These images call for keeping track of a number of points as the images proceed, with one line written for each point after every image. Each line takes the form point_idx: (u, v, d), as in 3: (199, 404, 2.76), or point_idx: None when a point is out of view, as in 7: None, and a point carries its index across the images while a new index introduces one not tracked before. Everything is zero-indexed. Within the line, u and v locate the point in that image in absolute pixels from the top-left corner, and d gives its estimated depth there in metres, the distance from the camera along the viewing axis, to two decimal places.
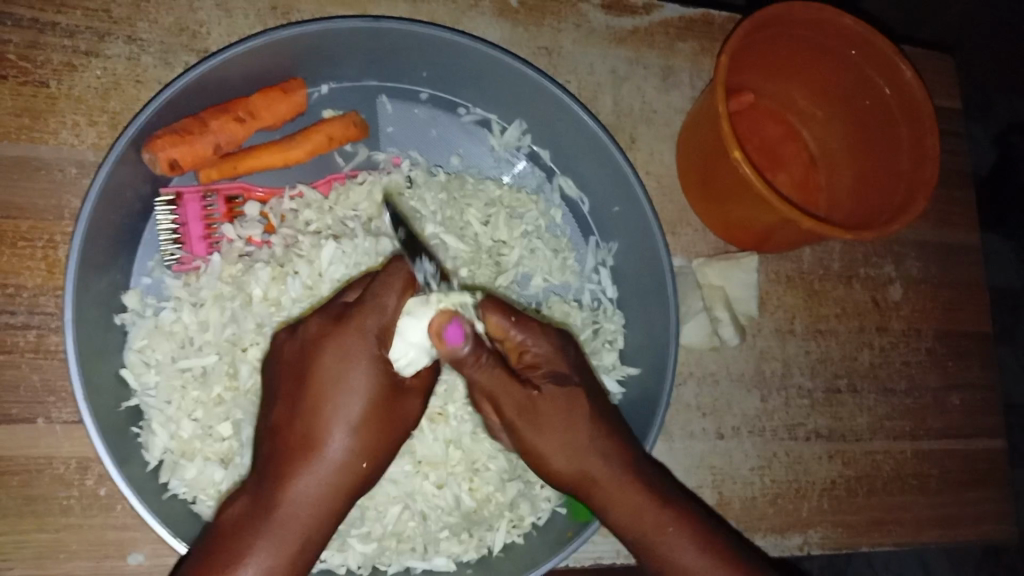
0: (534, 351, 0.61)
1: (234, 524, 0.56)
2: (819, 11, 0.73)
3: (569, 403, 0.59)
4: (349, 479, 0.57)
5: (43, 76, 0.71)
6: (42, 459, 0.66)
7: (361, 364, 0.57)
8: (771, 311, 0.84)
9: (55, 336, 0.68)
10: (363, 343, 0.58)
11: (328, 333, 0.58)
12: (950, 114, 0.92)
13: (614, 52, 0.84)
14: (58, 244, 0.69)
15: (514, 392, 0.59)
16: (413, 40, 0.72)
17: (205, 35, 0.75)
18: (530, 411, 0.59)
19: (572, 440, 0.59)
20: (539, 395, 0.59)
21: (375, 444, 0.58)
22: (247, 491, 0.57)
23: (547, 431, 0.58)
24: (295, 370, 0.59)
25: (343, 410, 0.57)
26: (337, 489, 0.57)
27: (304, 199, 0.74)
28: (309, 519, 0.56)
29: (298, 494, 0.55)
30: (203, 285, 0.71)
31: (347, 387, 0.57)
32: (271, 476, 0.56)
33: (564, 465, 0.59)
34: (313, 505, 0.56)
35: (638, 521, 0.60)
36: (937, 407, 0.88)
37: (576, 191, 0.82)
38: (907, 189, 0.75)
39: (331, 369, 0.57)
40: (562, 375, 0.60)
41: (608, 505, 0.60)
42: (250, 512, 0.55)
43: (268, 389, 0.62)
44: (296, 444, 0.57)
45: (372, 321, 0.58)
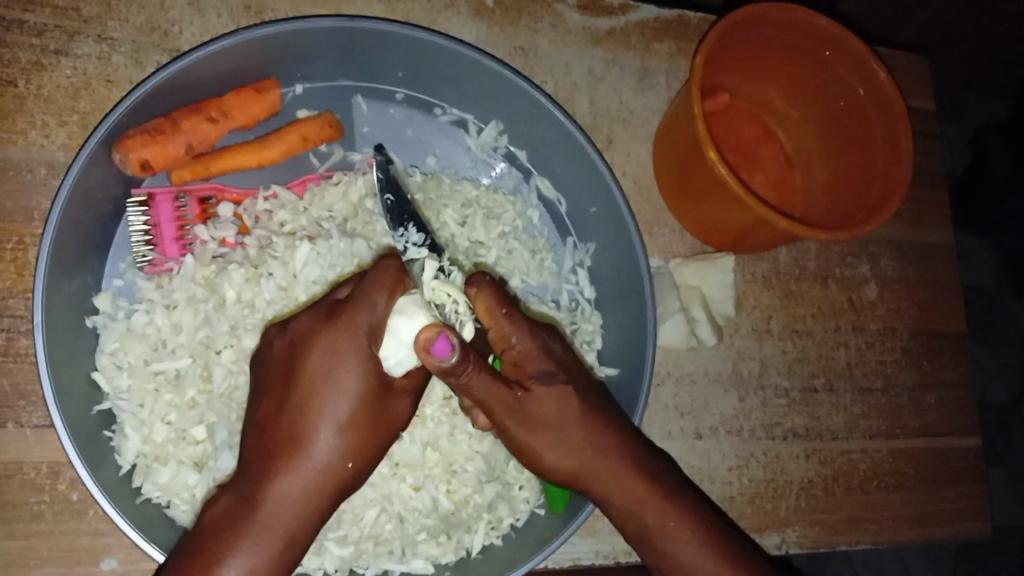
0: (520, 348, 0.59)
1: (216, 523, 0.55)
2: (792, 11, 0.74)
3: (560, 400, 0.59)
4: (335, 480, 0.57)
5: (11, 75, 0.69)
6: (12, 464, 0.65)
7: (352, 363, 0.57)
8: (748, 311, 0.84)
9: (25, 339, 0.67)
10: (353, 341, 0.57)
11: (320, 330, 0.58)
12: (923, 115, 0.93)
13: (590, 53, 0.84)
14: (27, 246, 0.68)
15: (505, 397, 0.57)
16: (389, 40, 0.72)
17: (178, 34, 0.74)
18: (519, 413, 0.58)
19: (568, 436, 0.59)
20: (526, 397, 0.58)
21: (362, 445, 0.58)
22: (230, 490, 0.57)
23: (539, 430, 0.59)
24: (284, 366, 0.59)
25: (331, 409, 0.57)
26: (321, 489, 0.56)
27: (278, 199, 0.74)
28: (293, 518, 0.55)
29: (281, 493, 0.55)
30: (176, 287, 0.70)
31: (335, 385, 0.57)
32: (256, 473, 0.56)
33: (561, 458, 0.60)
34: (296, 504, 0.56)
35: (641, 515, 0.61)
36: (912, 405, 0.89)
37: (553, 191, 0.82)
38: (881, 189, 0.75)
39: (321, 367, 0.57)
40: (550, 373, 0.59)
41: (610, 495, 0.61)
42: (234, 511, 0.55)
43: (256, 384, 0.61)
44: (282, 441, 0.56)
45: (362, 318, 0.57)
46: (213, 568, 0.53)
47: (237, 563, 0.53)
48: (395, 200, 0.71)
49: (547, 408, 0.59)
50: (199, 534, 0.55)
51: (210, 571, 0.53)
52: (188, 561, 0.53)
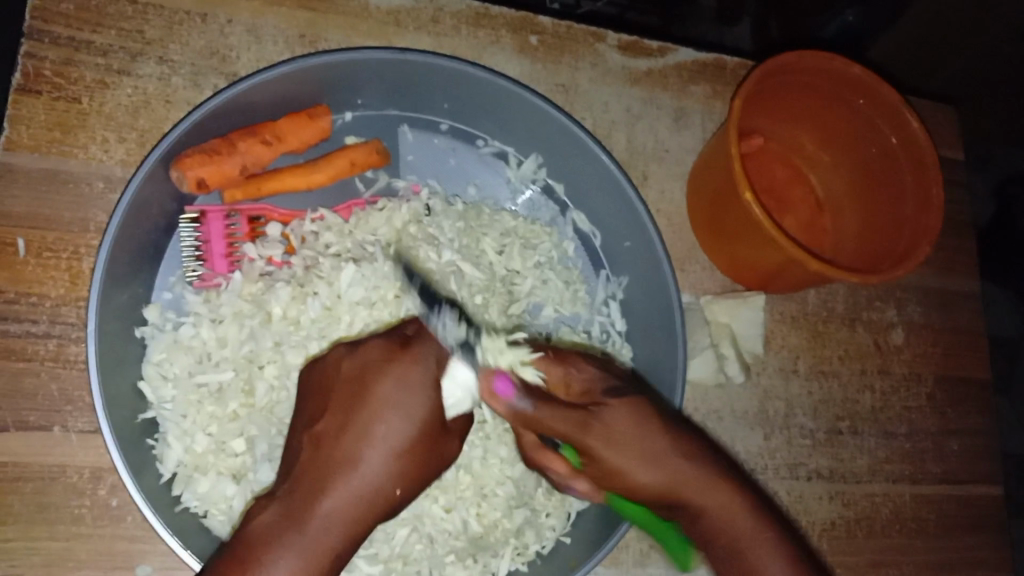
0: (582, 374, 0.62)
1: (261, 529, 0.55)
2: (829, 60, 0.76)
3: (631, 407, 0.58)
4: (384, 503, 0.58)
5: (76, 92, 0.72)
6: (56, 467, 0.67)
7: (418, 392, 0.60)
8: (776, 350, 0.85)
9: (75, 346, 0.69)
10: (424, 373, 0.61)
11: (394, 359, 0.61)
12: (951, 164, 0.95)
13: (629, 92, 0.87)
14: (82, 256, 0.71)
15: (573, 414, 0.58)
16: (437, 73, 0.75)
17: (235, 59, 0.77)
18: (600, 425, 0.57)
19: (647, 447, 0.57)
20: (603, 409, 0.58)
21: (413, 476, 0.60)
22: (277, 500, 0.57)
23: (621, 440, 0.57)
24: (351, 388, 0.61)
25: (392, 433, 0.59)
26: (371, 512, 0.58)
27: (324, 221, 0.76)
28: (340, 534, 0.56)
29: (332, 507, 0.56)
30: (224, 302, 0.72)
31: (401, 410, 0.59)
32: (312, 486, 0.57)
33: (648, 475, 0.57)
34: (344, 523, 0.56)
35: (735, 529, 0.57)
36: (935, 451, 0.90)
37: (588, 225, 0.83)
38: (911, 236, 0.77)
39: (392, 390, 0.60)
40: (617, 389, 0.60)
41: (706, 510, 0.57)
42: (282, 519, 0.55)
43: (314, 405, 0.63)
44: (340, 457, 0.58)
45: (432, 352, 0.62)
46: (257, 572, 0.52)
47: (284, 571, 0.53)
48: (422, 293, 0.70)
49: (621, 420, 0.58)
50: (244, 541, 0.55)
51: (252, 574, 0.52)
52: (231, 563, 0.53)
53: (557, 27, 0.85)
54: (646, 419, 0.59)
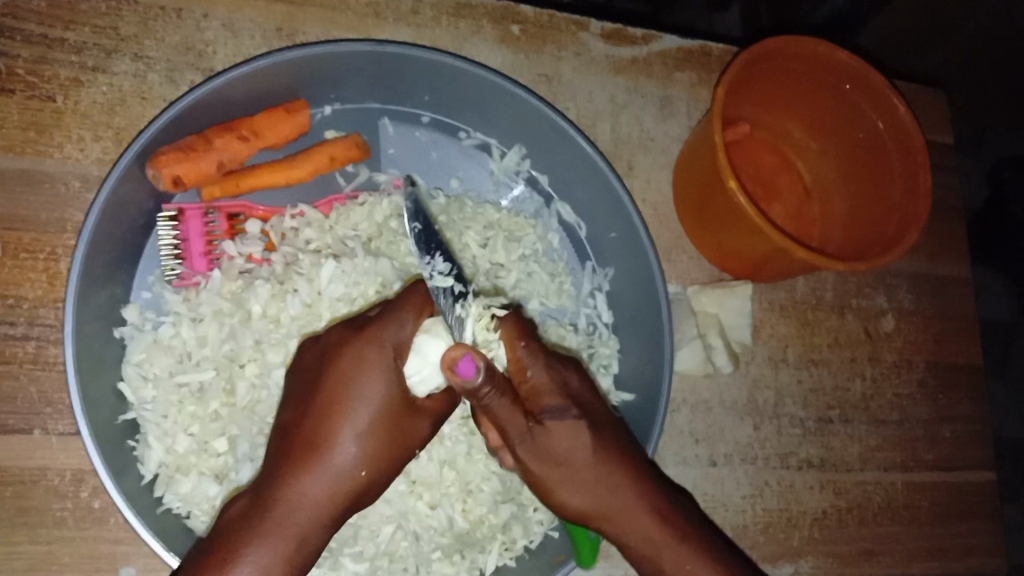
0: (533, 382, 0.60)
1: (230, 523, 0.56)
2: (814, 46, 0.75)
3: (572, 433, 0.58)
4: (351, 488, 0.58)
5: (50, 91, 0.71)
6: (36, 471, 0.66)
7: (376, 373, 0.59)
8: (764, 339, 0.84)
9: (53, 348, 0.68)
10: (380, 354, 0.59)
11: (348, 342, 0.60)
12: (940, 149, 0.94)
13: (613, 81, 0.86)
14: (60, 257, 0.70)
15: (517, 423, 0.57)
16: (416, 65, 0.74)
17: (212, 54, 0.76)
18: (530, 443, 0.57)
19: (575, 473, 0.58)
20: (539, 428, 0.57)
21: (382, 457, 0.59)
22: (246, 493, 0.58)
23: (547, 463, 0.57)
24: (312, 377, 0.61)
25: (354, 417, 0.58)
26: (338, 496, 0.57)
27: (304, 217, 0.75)
28: (305, 522, 0.56)
29: (299, 497, 0.56)
30: (203, 301, 0.71)
31: (361, 394, 0.58)
32: (274, 475, 0.57)
33: (570, 496, 0.59)
34: (312, 511, 0.56)
35: (656, 555, 0.60)
36: (927, 439, 0.89)
37: (573, 216, 0.82)
38: (899, 223, 0.76)
39: (348, 374, 0.59)
40: (561, 408, 0.58)
41: (625, 534, 0.60)
42: (246, 512, 0.56)
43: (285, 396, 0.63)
44: (300, 446, 0.57)
45: (389, 334, 0.60)
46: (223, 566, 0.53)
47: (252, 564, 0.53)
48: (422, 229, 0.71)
49: (554, 444, 0.58)
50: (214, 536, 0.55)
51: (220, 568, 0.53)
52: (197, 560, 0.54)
53: (539, 16, 0.84)
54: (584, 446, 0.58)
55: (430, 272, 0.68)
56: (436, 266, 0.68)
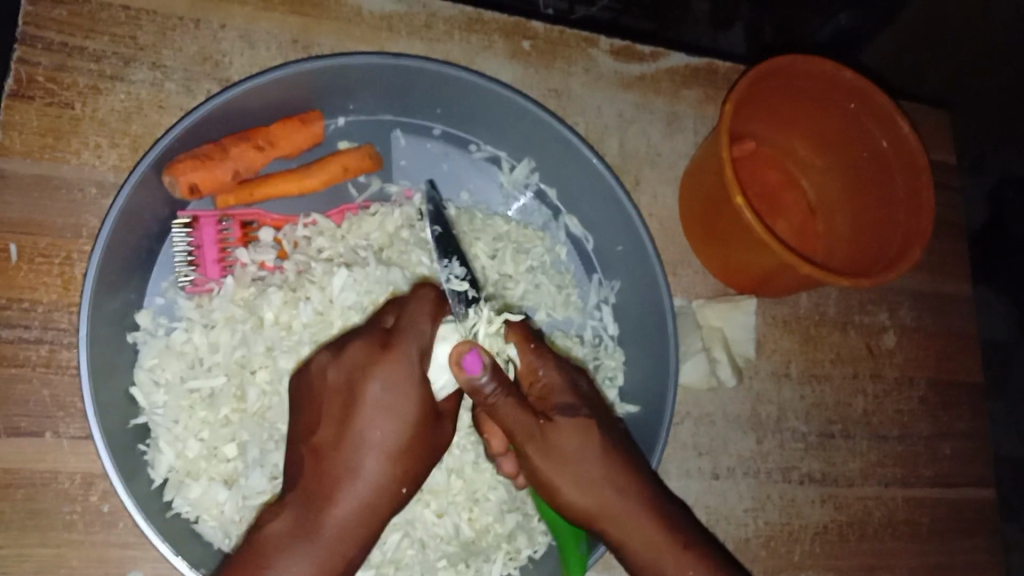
0: (545, 380, 0.63)
1: (275, 541, 0.57)
2: (822, 66, 0.77)
3: (580, 431, 0.60)
4: (388, 501, 0.61)
5: (68, 98, 0.72)
6: (48, 474, 0.67)
7: (408, 390, 0.61)
8: (768, 354, 0.85)
9: (66, 351, 0.69)
10: (409, 367, 0.62)
11: (379, 360, 0.61)
12: (942, 169, 0.96)
13: (621, 97, 0.87)
14: (74, 262, 0.71)
15: (523, 419, 0.59)
16: (430, 78, 0.75)
17: (227, 64, 0.77)
18: (541, 439, 0.59)
19: (583, 471, 0.59)
20: (548, 425, 0.60)
21: (410, 470, 0.62)
22: (286, 509, 0.59)
23: (558, 460, 0.59)
24: (342, 392, 0.62)
25: (386, 434, 0.61)
26: (377, 510, 0.60)
27: (317, 226, 0.76)
28: (351, 539, 0.59)
29: (340, 515, 0.59)
30: (216, 307, 0.72)
31: (394, 412, 0.61)
32: (318, 496, 0.59)
33: (576, 496, 0.59)
34: (354, 529, 0.59)
35: (659, 562, 0.59)
36: (927, 455, 0.90)
37: (581, 229, 0.83)
38: (903, 240, 0.77)
39: (383, 393, 0.61)
40: (572, 406, 0.62)
41: (625, 541, 0.59)
42: (294, 531, 0.58)
43: (303, 406, 0.64)
44: (342, 467, 0.60)
45: (413, 344, 0.62)
46: None
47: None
48: (442, 232, 0.73)
49: (565, 442, 0.59)
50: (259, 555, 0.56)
51: None
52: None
53: (550, 32, 0.86)
54: (594, 444, 0.60)
55: (447, 277, 0.69)
56: (452, 270, 0.70)
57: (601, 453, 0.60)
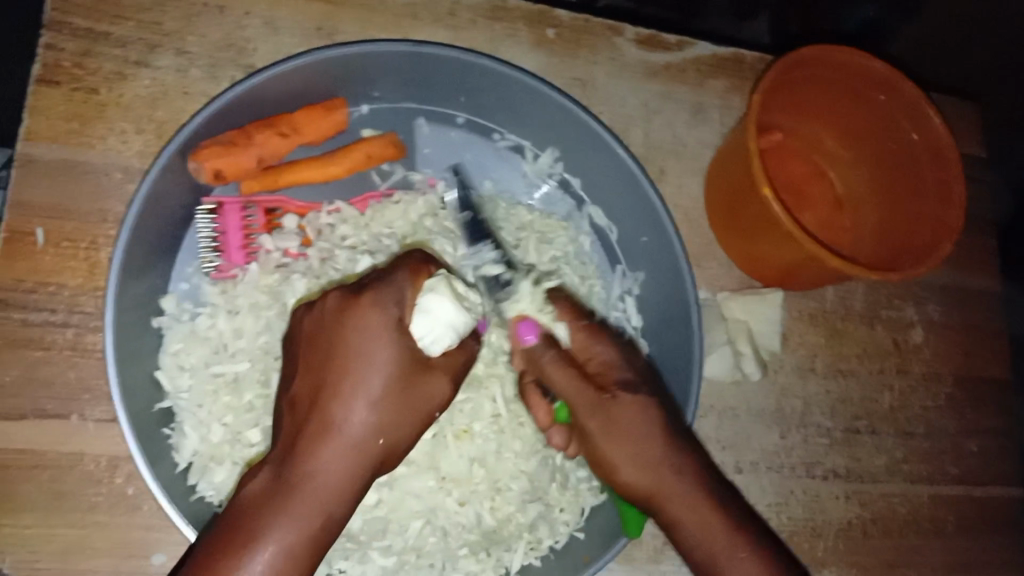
0: (602, 358, 0.65)
1: (249, 503, 0.55)
2: (851, 56, 0.75)
3: (640, 409, 0.62)
4: (369, 456, 0.58)
5: (95, 84, 0.73)
6: (73, 456, 0.67)
7: (383, 339, 0.58)
8: (793, 348, 0.84)
9: (92, 335, 0.69)
10: (384, 316, 0.58)
11: (351, 308, 0.59)
12: (972, 162, 0.94)
13: (646, 87, 0.86)
14: (100, 246, 0.71)
15: (585, 392, 0.62)
16: (454, 66, 0.74)
17: (252, 51, 0.77)
18: (603, 415, 0.61)
19: (641, 449, 0.60)
20: (611, 400, 0.62)
21: (397, 424, 0.59)
22: (265, 468, 0.57)
23: (618, 436, 0.61)
24: (317, 343, 0.59)
25: (363, 387, 0.57)
26: (357, 464, 0.57)
27: (341, 213, 0.76)
28: (329, 495, 0.56)
29: (318, 470, 0.56)
30: (240, 293, 0.73)
31: (371, 361, 0.57)
32: (291, 450, 0.57)
33: (633, 474, 0.61)
34: (333, 483, 0.56)
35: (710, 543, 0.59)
36: (954, 452, 0.88)
37: (605, 220, 0.83)
38: (932, 235, 0.76)
39: (356, 343, 0.58)
40: (631, 383, 0.64)
41: (678, 520, 0.60)
42: (267, 489, 0.56)
43: (289, 361, 0.63)
44: (315, 419, 0.57)
45: (390, 294, 0.59)
46: (248, 548, 0.53)
47: (280, 540, 0.54)
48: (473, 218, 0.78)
49: (627, 417, 0.61)
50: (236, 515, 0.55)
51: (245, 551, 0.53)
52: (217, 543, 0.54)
53: (575, 21, 0.85)
54: (652, 422, 0.62)
55: (479, 262, 0.74)
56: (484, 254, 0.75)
57: (660, 434, 0.61)
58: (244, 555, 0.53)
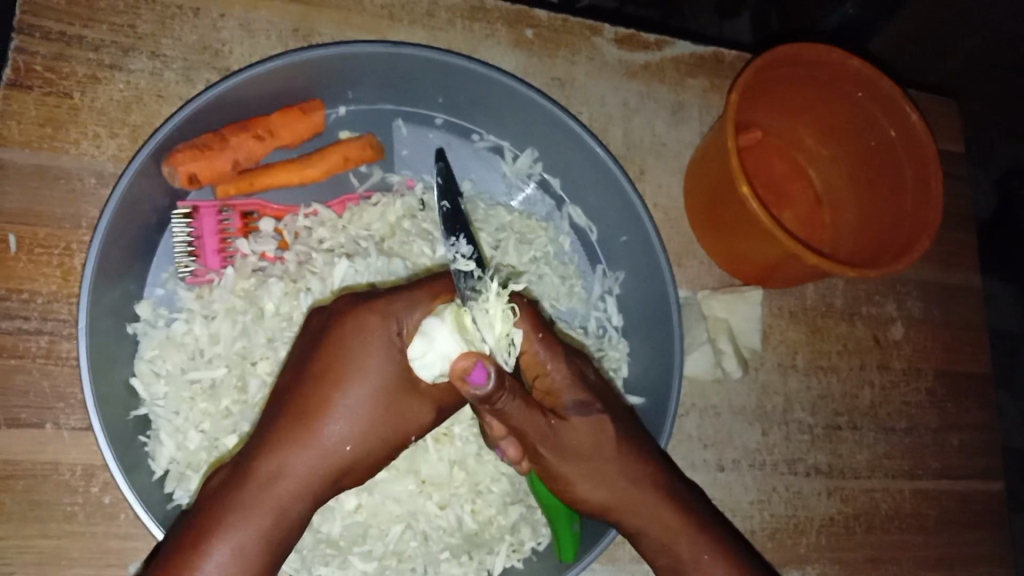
0: (553, 376, 0.59)
1: (210, 493, 0.55)
2: (829, 53, 0.76)
3: (595, 430, 0.58)
4: (335, 461, 0.56)
5: (67, 88, 0.72)
6: (48, 465, 0.66)
7: (373, 345, 0.57)
8: (774, 345, 0.84)
9: (67, 342, 0.69)
10: (382, 325, 0.58)
11: (352, 313, 0.58)
12: (952, 158, 0.95)
13: (625, 86, 0.86)
14: (74, 252, 0.70)
15: (538, 423, 0.55)
16: (431, 67, 0.74)
17: (227, 53, 0.76)
18: (556, 442, 0.56)
19: (598, 467, 0.58)
20: (563, 425, 0.57)
21: (371, 438, 0.58)
22: (234, 461, 0.57)
23: (573, 459, 0.57)
24: (313, 341, 0.60)
25: (346, 395, 0.57)
26: (318, 466, 0.56)
27: (318, 217, 0.76)
28: (285, 494, 0.55)
29: (283, 470, 0.55)
30: (216, 298, 0.72)
31: (358, 368, 0.57)
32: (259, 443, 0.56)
33: (590, 491, 0.59)
34: (292, 481, 0.55)
35: (674, 545, 0.60)
36: (935, 447, 0.89)
37: (585, 220, 0.83)
38: (910, 231, 0.76)
39: (346, 345, 0.57)
40: (586, 402, 0.59)
41: (640, 526, 0.60)
42: (228, 481, 0.55)
43: (288, 361, 0.62)
44: (289, 414, 0.56)
45: (396, 307, 0.58)
46: (196, 538, 0.53)
47: (230, 536, 0.53)
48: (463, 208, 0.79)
49: (579, 440, 0.58)
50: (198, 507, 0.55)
51: (194, 539, 0.53)
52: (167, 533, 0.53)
53: (553, 20, 0.85)
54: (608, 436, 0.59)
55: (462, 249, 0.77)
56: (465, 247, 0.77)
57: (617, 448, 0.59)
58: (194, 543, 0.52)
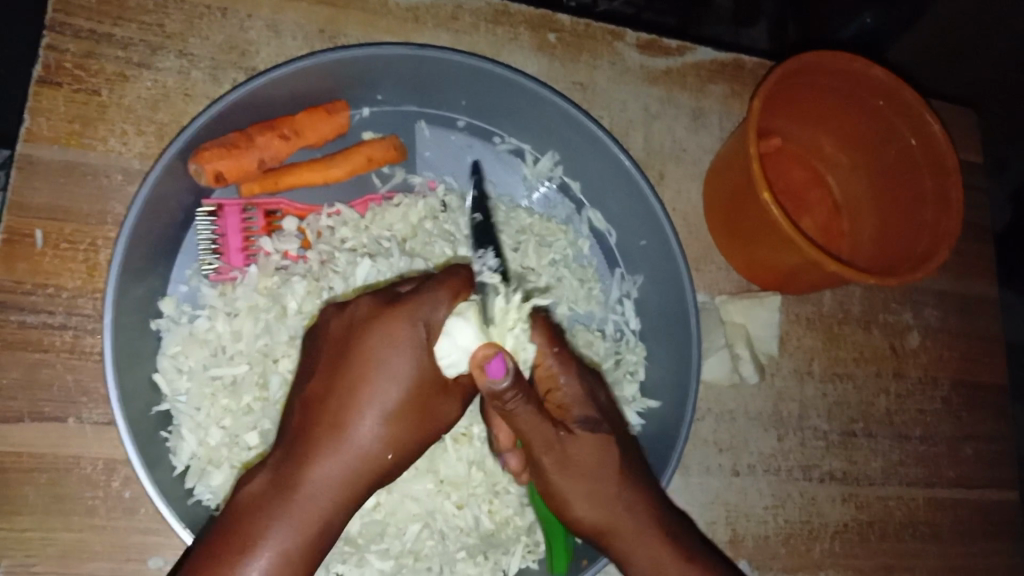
0: (566, 390, 0.61)
1: (250, 502, 0.55)
2: (851, 62, 0.76)
3: (599, 449, 0.58)
4: (375, 466, 0.58)
5: (96, 85, 0.73)
6: (71, 458, 0.67)
7: (405, 352, 0.58)
8: (791, 351, 0.85)
9: (91, 337, 0.69)
10: (412, 330, 0.58)
11: (379, 318, 0.59)
12: (971, 168, 0.95)
13: (646, 91, 0.86)
14: (100, 248, 0.71)
15: (546, 431, 0.56)
16: (455, 69, 0.74)
17: (254, 53, 0.77)
18: (559, 451, 0.57)
19: (599, 488, 0.58)
20: (568, 438, 0.57)
21: (403, 438, 0.59)
22: (269, 468, 0.57)
23: (573, 474, 0.57)
24: (338, 347, 0.60)
25: (379, 398, 0.58)
26: (358, 473, 0.57)
27: (341, 216, 0.76)
28: (328, 503, 0.55)
29: (323, 478, 0.55)
30: (239, 296, 0.73)
31: (392, 376, 0.58)
32: (297, 452, 0.56)
33: (585, 511, 0.58)
34: (334, 490, 0.56)
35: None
36: (950, 456, 0.89)
37: (604, 223, 0.83)
38: (930, 240, 0.76)
39: (378, 352, 0.58)
40: (594, 421, 0.60)
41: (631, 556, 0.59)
42: (269, 489, 0.55)
43: (308, 364, 0.63)
44: (327, 423, 0.57)
45: (422, 310, 0.58)
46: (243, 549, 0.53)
47: (277, 545, 0.53)
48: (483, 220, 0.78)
49: (582, 456, 0.58)
50: (235, 514, 0.55)
51: (241, 549, 0.53)
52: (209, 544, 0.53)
53: (576, 25, 0.85)
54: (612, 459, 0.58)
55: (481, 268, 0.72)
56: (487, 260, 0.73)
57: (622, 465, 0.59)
58: (242, 554, 0.52)
